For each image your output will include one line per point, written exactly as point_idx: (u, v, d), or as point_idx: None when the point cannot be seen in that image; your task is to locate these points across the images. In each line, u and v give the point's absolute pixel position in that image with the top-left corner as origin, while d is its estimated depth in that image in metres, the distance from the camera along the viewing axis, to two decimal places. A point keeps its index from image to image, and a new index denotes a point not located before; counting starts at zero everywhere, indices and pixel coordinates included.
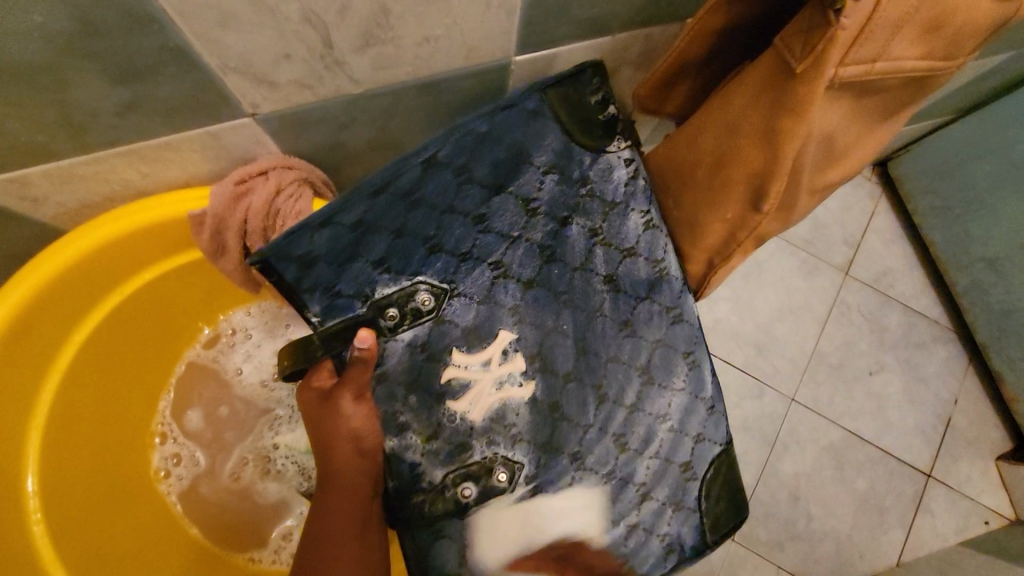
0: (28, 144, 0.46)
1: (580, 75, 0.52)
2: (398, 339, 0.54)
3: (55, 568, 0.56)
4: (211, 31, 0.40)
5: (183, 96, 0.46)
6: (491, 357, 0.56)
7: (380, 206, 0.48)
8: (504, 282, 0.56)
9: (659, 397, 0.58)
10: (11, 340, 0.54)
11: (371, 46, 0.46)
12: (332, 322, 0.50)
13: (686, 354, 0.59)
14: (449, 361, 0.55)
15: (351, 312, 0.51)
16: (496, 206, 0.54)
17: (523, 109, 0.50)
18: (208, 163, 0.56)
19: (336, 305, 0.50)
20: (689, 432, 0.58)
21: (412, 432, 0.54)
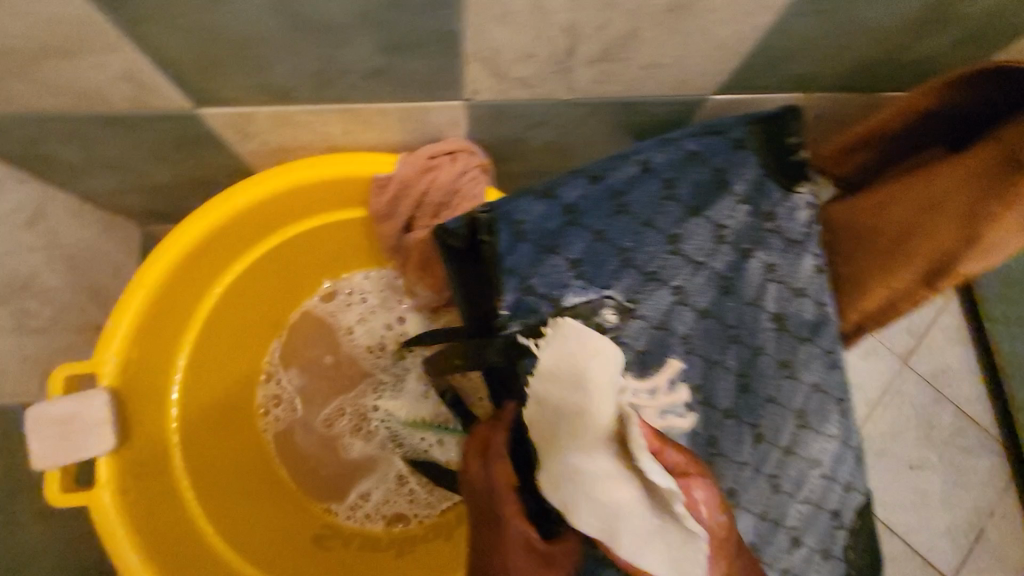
0: (276, 87, 0.49)
1: (786, 116, 0.55)
2: None
3: (180, 471, 0.63)
4: (487, 23, 0.43)
5: (425, 73, 0.49)
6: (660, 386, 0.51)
7: (592, 195, 0.52)
8: (682, 309, 0.55)
9: (813, 442, 0.57)
10: (194, 259, 0.60)
11: (602, 61, 0.49)
12: (516, 320, 0.50)
13: (840, 402, 0.58)
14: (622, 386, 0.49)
15: (533, 317, 0.50)
16: (690, 229, 0.54)
17: (730, 139, 0.54)
18: (403, 133, 0.60)
19: (524, 304, 0.50)
20: (838, 480, 0.57)
21: None
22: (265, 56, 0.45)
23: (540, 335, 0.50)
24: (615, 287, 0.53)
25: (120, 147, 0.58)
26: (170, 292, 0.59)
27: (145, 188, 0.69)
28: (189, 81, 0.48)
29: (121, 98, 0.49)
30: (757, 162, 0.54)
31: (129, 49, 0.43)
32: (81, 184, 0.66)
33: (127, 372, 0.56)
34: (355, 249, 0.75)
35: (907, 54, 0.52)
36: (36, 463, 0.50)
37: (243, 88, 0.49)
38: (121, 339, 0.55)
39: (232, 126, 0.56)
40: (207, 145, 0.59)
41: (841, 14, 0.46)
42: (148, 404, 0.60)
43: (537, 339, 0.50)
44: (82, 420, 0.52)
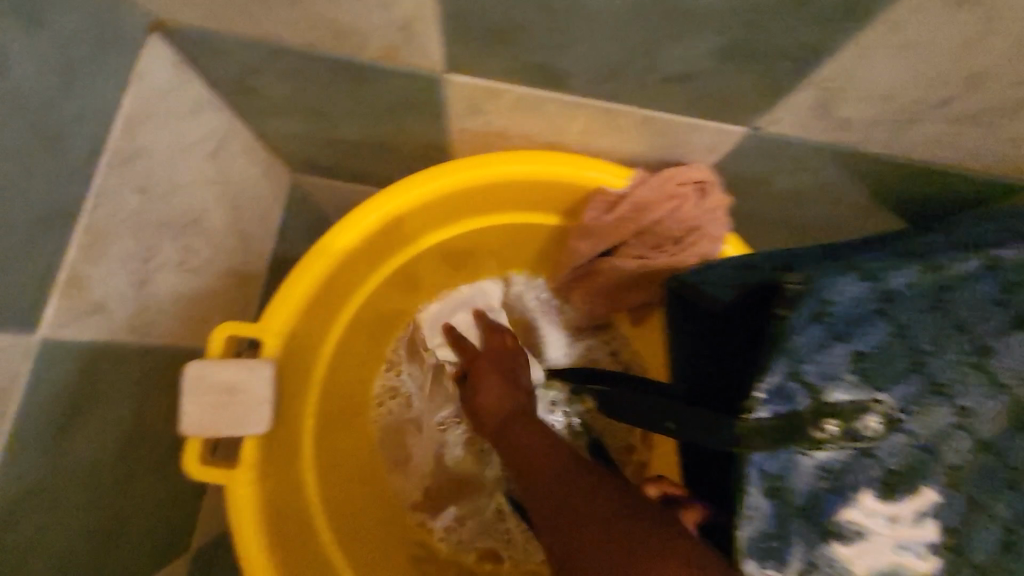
0: (558, 69, 0.41)
1: None
2: (810, 458, 0.38)
3: (308, 458, 0.56)
4: (880, 44, 0.34)
5: (743, 88, 0.40)
6: (900, 514, 0.38)
7: (918, 283, 0.37)
8: (962, 435, 0.38)
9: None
10: (380, 233, 0.54)
11: (965, 119, 0.39)
12: (768, 405, 0.37)
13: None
14: (852, 500, 0.38)
15: (790, 407, 0.37)
16: (1014, 346, 0.37)
17: None
18: (647, 148, 0.51)
19: (785, 390, 0.37)
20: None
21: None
22: (582, 34, 0.37)
23: (789, 430, 0.37)
24: (892, 392, 0.38)
25: (333, 95, 0.51)
26: (335, 262, 0.51)
27: (325, 140, 0.63)
28: (467, 44, 0.40)
29: (377, 43, 0.42)
30: None
31: None
32: (266, 122, 0.60)
33: (289, 345, 0.50)
34: (524, 257, 0.67)
35: None
36: (184, 427, 0.44)
37: (520, 63, 0.41)
38: (294, 305, 0.49)
39: (468, 99, 0.48)
40: (424, 113, 0.52)
41: None
42: (297, 383, 0.54)
43: (785, 436, 0.37)
44: (246, 395, 0.45)
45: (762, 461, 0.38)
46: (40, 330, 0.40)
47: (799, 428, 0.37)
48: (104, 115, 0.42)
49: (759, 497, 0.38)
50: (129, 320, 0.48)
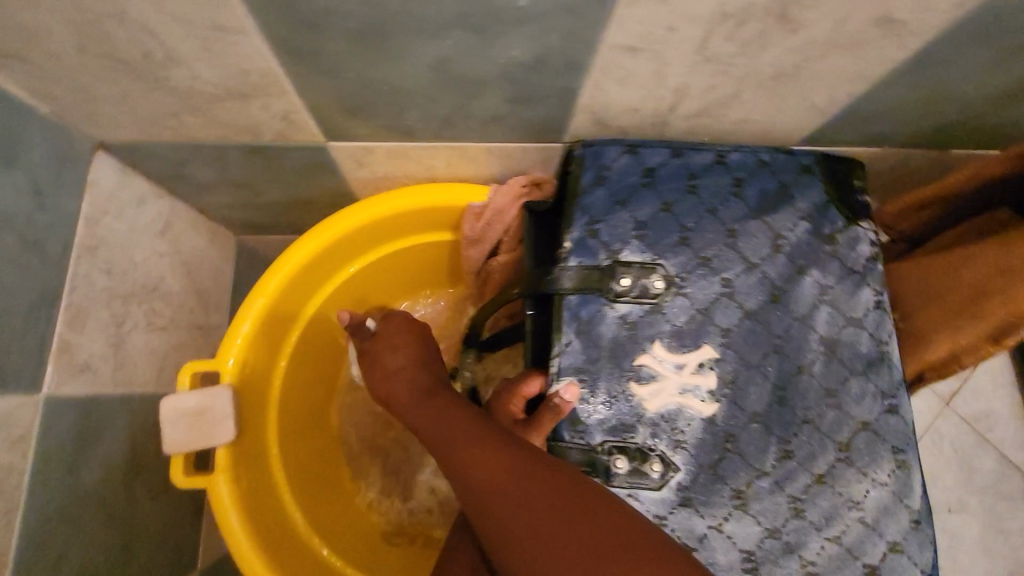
0: (403, 126, 0.55)
1: (852, 163, 0.62)
2: (614, 309, 0.60)
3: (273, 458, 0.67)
4: (607, 82, 0.48)
5: (538, 120, 0.54)
6: (687, 363, 0.59)
7: (670, 165, 0.61)
8: (732, 302, 0.60)
9: (855, 482, 0.59)
10: (315, 261, 0.67)
11: (700, 116, 0.54)
12: (574, 256, 0.60)
13: (897, 453, 0.59)
14: (647, 347, 0.60)
15: (590, 258, 0.59)
16: (750, 228, 0.60)
17: (801, 162, 0.62)
18: (499, 167, 0.65)
19: (586, 244, 0.60)
20: (880, 532, 0.58)
21: (598, 396, 0.59)
22: (408, 103, 0.51)
23: (591, 277, 0.59)
24: (670, 262, 0.60)
25: (248, 170, 0.65)
26: (297, 278, 0.66)
27: (253, 204, 0.76)
28: (332, 121, 0.54)
29: (269, 131, 0.55)
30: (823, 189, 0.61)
31: (295, 95, 0.49)
32: (202, 198, 0.73)
33: (248, 352, 0.62)
34: (438, 268, 0.80)
35: (985, 121, 0.56)
36: (166, 447, 0.55)
37: (375, 127, 0.55)
38: (256, 312, 0.63)
39: (352, 156, 0.62)
40: (323, 172, 0.65)
41: (933, 86, 0.50)
42: (256, 403, 0.65)
43: (589, 281, 0.59)
44: (212, 413, 0.57)
45: (576, 306, 0.59)
46: (43, 389, 0.52)
47: (598, 272, 0.59)
48: (70, 221, 0.55)
49: (571, 333, 0.59)
50: (112, 373, 0.61)
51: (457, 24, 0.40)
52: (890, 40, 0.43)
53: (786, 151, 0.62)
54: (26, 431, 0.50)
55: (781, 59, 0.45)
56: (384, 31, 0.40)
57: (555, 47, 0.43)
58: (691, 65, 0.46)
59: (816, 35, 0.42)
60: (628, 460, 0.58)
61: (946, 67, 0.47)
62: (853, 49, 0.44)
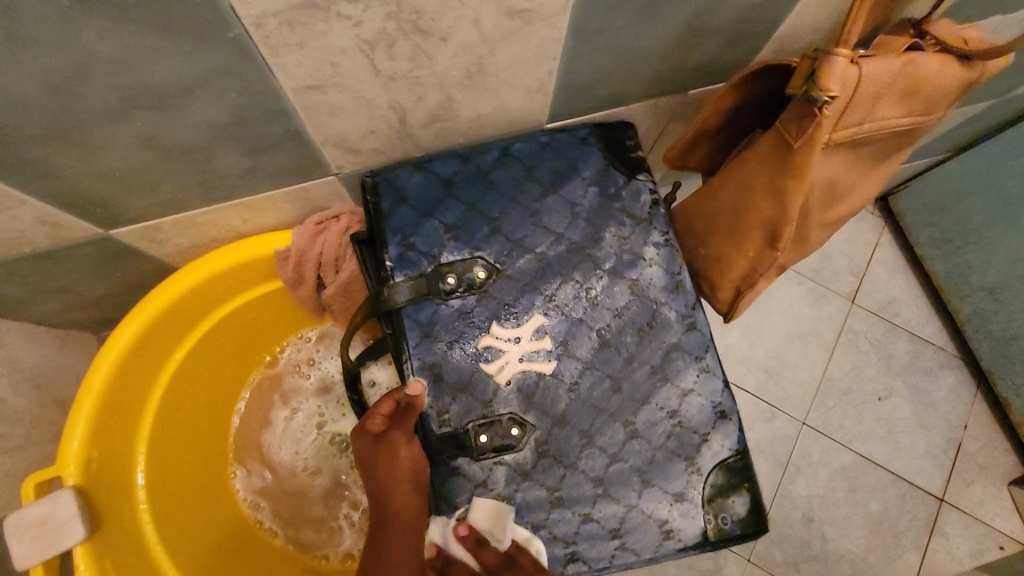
0: (170, 200, 0.59)
1: (622, 127, 0.69)
2: (450, 304, 0.61)
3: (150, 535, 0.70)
4: (322, 117, 0.52)
5: (290, 163, 0.58)
6: (524, 334, 0.62)
7: (463, 172, 0.64)
8: (549, 270, 0.64)
9: (671, 394, 0.64)
10: (147, 342, 0.68)
11: (437, 122, 0.59)
12: (399, 271, 0.61)
13: (697, 359, 0.65)
14: (486, 331, 0.61)
15: (415, 269, 0.61)
16: (547, 204, 0.65)
17: (576, 137, 0.67)
18: (300, 210, 0.69)
19: (406, 258, 0.62)
20: (695, 430, 0.64)
21: (446, 384, 0.60)
22: (155, 178, 0.54)
23: (420, 285, 0.61)
24: (488, 253, 0.63)
25: (54, 275, 0.67)
26: (139, 363, 0.69)
27: (90, 301, 0.78)
28: (95, 213, 0.57)
29: (42, 237, 0.58)
30: (600, 154, 0.67)
31: (35, 201, 0.52)
32: (30, 313, 0.74)
33: (91, 446, 0.64)
34: (295, 311, 0.84)
35: (689, 62, 0.63)
36: (18, 565, 0.55)
37: (146, 206, 0.59)
38: (87, 405, 0.63)
39: (144, 237, 0.65)
40: (130, 256, 0.68)
41: (615, 48, 0.56)
42: (117, 491, 0.67)
43: (419, 289, 0.61)
44: (58, 518, 0.58)
45: (413, 312, 0.61)
46: None
47: (422, 279, 0.61)
48: None
49: (417, 338, 0.61)
50: None
51: (130, 108, 0.44)
52: (535, 24, 0.48)
53: (565, 130, 0.68)
54: None
55: (458, 61, 0.50)
56: (72, 129, 0.44)
57: (242, 102, 0.47)
58: (382, 85, 0.50)
59: (468, 37, 0.47)
60: (492, 435, 0.60)
61: (605, 32, 0.53)
62: (511, 39, 0.49)
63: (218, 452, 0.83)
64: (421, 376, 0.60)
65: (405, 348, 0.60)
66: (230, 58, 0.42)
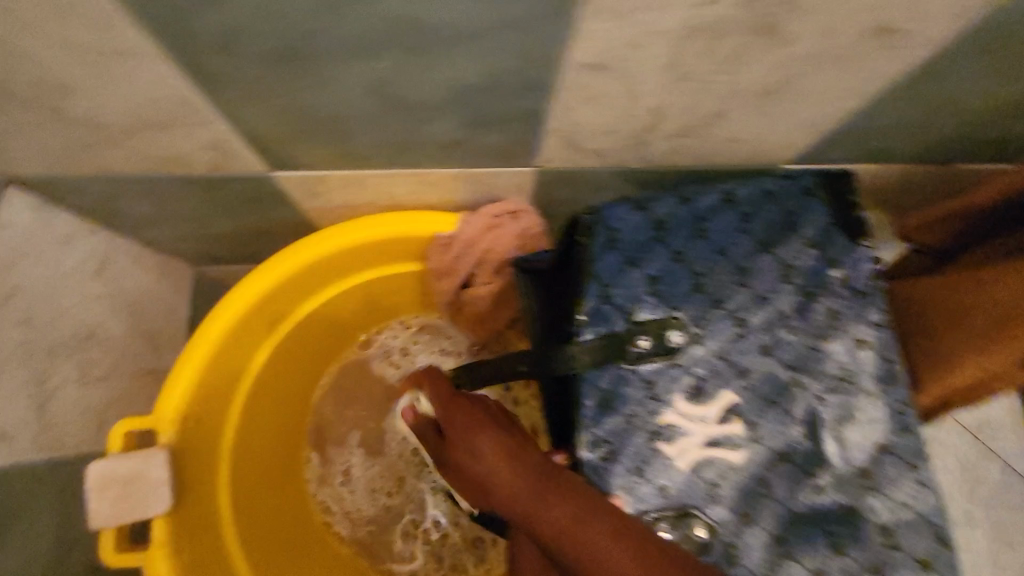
0: (356, 154, 0.50)
1: (844, 179, 0.56)
2: (637, 369, 0.52)
3: (228, 516, 0.62)
4: (574, 104, 0.43)
5: (501, 145, 0.49)
6: (712, 414, 0.52)
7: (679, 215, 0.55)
8: (749, 343, 0.52)
9: (882, 509, 0.48)
10: (263, 303, 0.61)
11: (682, 136, 0.49)
12: (590, 327, 0.53)
13: (913, 468, 0.49)
14: (671, 405, 0.52)
15: (606, 326, 0.53)
16: (759, 265, 0.54)
17: (800, 185, 0.56)
18: (470, 194, 0.60)
19: (601, 312, 0.53)
20: (909, 554, 0.47)
21: (617, 462, 0.51)
22: (355, 130, 0.46)
23: (608, 346, 0.53)
24: (685, 310, 0.53)
25: (188, 203, 0.59)
26: (247, 326, 0.61)
27: (204, 235, 0.70)
28: (271, 151, 0.48)
29: (202, 164, 0.50)
30: (825, 210, 0.54)
31: (221, 126, 0.44)
32: (144, 233, 0.67)
33: (195, 402, 0.57)
34: (409, 300, 0.75)
35: (990, 131, 0.51)
36: (94, 522, 0.50)
37: (324, 157, 0.50)
38: (200, 356, 0.57)
39: (302, 187, 0.56)
40: (273, 203, 0.60)
41: (935, 99, 0.45)
42: (207, 459, 0.61)
43: (606, 350, 0.53)
44: (145, 479, 0.52)
45: (594, 375, 0.53)
46: None
47: (615, 339, 0.53)
48: None
49: (594, 406, 0.52)
50: (38, 437, 0.55)
51: (389, 47, 0.35)
52: (887, 52, 0.38)
53: (786, 176, 0.57)
54: None
55: (767, 75, 0.40)
56: (313, 57, 0.36)
57: (507, 65, 0.38)
58: (666, 82, 0.41)
59: (804, 50, 0.37)
60: (672, 530, 0.49)
61: (944, 80, 0.42)
62: (844, 63, 0.39)
63: (297, 439, 0.76)
64: (592, 456, 0.51)
65: (581, 417, 0.53)
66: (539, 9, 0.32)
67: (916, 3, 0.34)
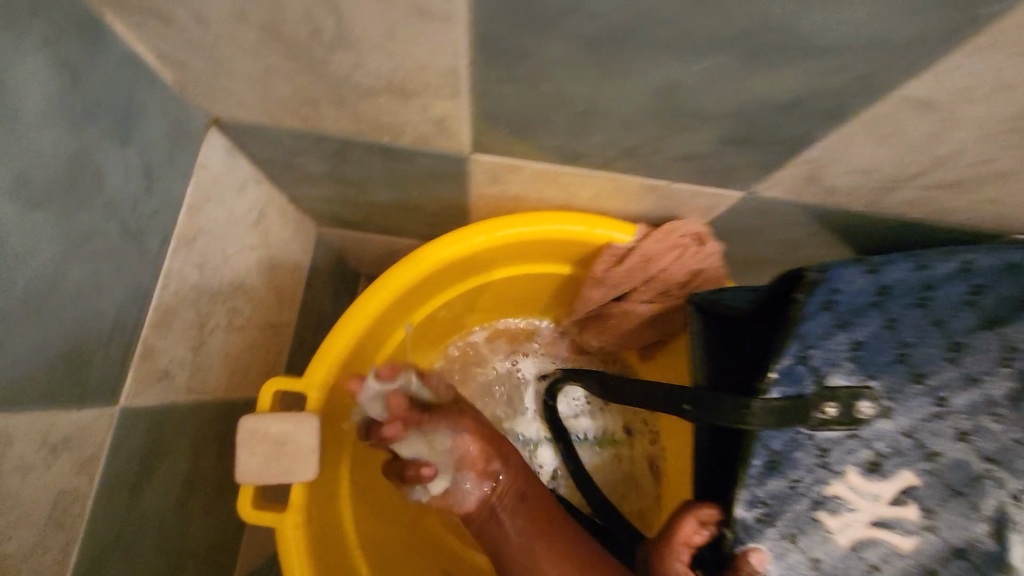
0: (574, 151, 0.46)
1: None
2: (813, 436, 0.48)
3: (344, 491, 0.60)
4: (859, 139, 0.38)
5: (738, 168, 0.45)
6: (881, 493, 0.47)
7: (908, 282, 0.47)
8: (944, 426, 0.46)
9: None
10: (418, 285, 0.59)
11: (945, 189, 0.43)
12: (778, 386, 0.47)
13: None
14: (839, 477, 0.48)
15: (795, 388, 0.47)
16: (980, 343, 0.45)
17: None
18: (653, 209, 0.56)
19: (792, 372, 0.46)
20: None
21: (772, 525, 0.49)
22: (597, 128, 0.42)
23: (794, 410, 0.46)
24: (881, 380, 0.47)
25: (364, 169, 0.56)
26: (396, 307, 0.60)
27: (351, 202, 0.67)
28: (492, 135, 0.45)
29: (412, 134, 0.47)
30: None
31: (467, 101, 0.40)
32: (298, 190, 0.65)
33: (338, 372, 0.55)
34: (543, 299, 0.71)
35: None
36: (242, 478, 0.48)
37: (539, 148, 0.47)
38: (337, 352, 0.54)
39: (491, 171, 0.53)
40: (449, 183, 0.57)
41: None
42: (333, 439, 0.58)
43: (791, 414, 0.46)
44: (295, 446, 0.50)
45: (768, 437, 0.48)
46: (120, 402, 0.44)
47: (802, 403, 0.46)
48: (173, 206, 0.47)
49: (760, 466, 0.49)
50: (189, 379, 0.53)
51: (727, 50, 0.31)
52: None
53: None
54: (96, 452, 0.43)
55: None
56: (628, 48, 0.32)
57: (829, 89, 0.33)
58: (992, 132, 0.35)
59: None
60: None
61: None
62: None
63: None
64: (747, 515, 0.49)
65: (745, 475, 0.49)
66: (925, 36, 0.28)
67: None
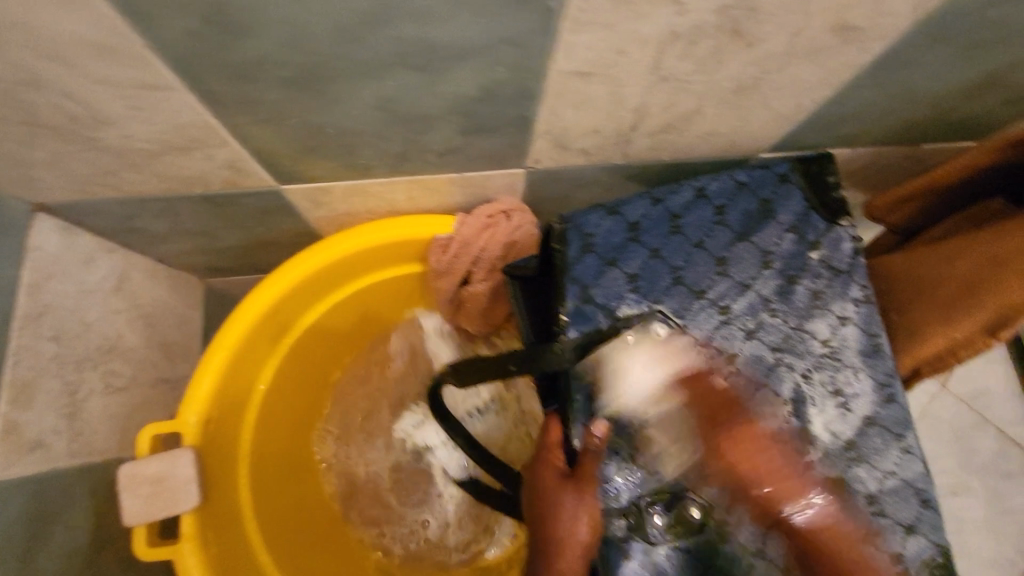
0: (359, 164, 0.53)
1: (821, 160, 0.59)
2: (622, 362, 0.52)
3: (246, 516, 0.65)
4: (563, 108, 0.46)
5: (496, 149, 0.52)
6: (699, 398, 0.53)
7: (653, 215, 0.57)
8: (734, 328, 0.54)
9: (869, 478, 0.51)
10: (269, 315, 0.63)
11: (665, 132, 0.52)
12: (574, 326, 0.53)
13: (899, 438, 0.53)
14: (658, 391, 0.53)
15: (590, 325, 0.53)
16: (736, 253, 0.55)
17: (775, 174, 0.58)
18: (465, 198, 0.63)
19: (583, 311, 0.53)
20: (892, 518, 0.51)
21: (610, 452, 0.51)
22: (358, 142, 0.48)
23: (596, 344, 0.52)
24: (666, 302, 0.54)
25: (199, 219, 0.62)
26: (261, 340, 0.65)
27: (211, 251, 0.72)
28: (280, 166, 0.51)
29: (217, 180, 0.53)
30: (802, 196, 0.57)
31: (236, 144, 0.47)
32: (156, 251, 0.70)
33: (212, 406, 0.60)
34: (407, 301, 0.77)
35: (956, 114, 0.55)
36: (129, 519, 0.53)
37: (328, 168, 0.53)
38: (208, 389, 0.59)
39: (307, 197, 0.59)
40: (281, 215, 0.63)
41: (900, 84, 0.49)
42: (225, 469, 0.63)
43: (594, 348, 0.52)
44: (173, 479, 0.54)
45: (583, 373, 0.52)
46: None
47: (598, 335, 0.53)
48: (11, 289, 0.52)
49: (583, 399, 0.52)
50: (68, 444, 0.57)
51: (396, 65, 0.38)
52: (850, 45, 0.41)
53: (760, 166, 0.58)
54: None
55: (742, 71, 0.43)
56: (323, 78, 0.39)
57: (499, 77, 0.41)
58: (649, 83, 0.43)
59: (772, 48, 0.40)
60: (668, 514, 0.50)
61: (909, 68, 0.46)
62: (814, 57, 0.42)
63: (308, 444, 0.76)
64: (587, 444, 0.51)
65: (570, 412, 0.52)
66: (529, 27, 0.36)
67: (878, 4, 0.37)
